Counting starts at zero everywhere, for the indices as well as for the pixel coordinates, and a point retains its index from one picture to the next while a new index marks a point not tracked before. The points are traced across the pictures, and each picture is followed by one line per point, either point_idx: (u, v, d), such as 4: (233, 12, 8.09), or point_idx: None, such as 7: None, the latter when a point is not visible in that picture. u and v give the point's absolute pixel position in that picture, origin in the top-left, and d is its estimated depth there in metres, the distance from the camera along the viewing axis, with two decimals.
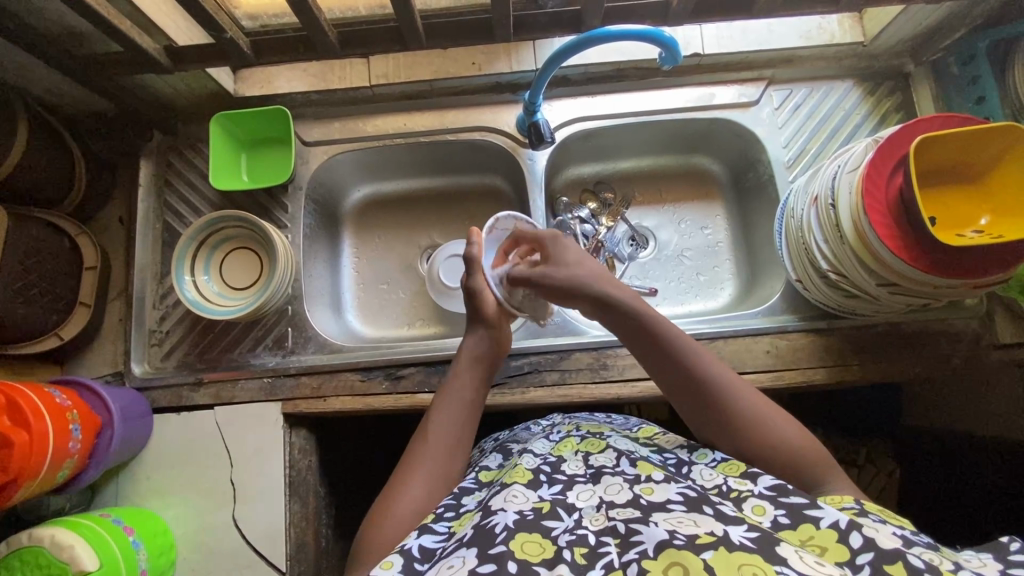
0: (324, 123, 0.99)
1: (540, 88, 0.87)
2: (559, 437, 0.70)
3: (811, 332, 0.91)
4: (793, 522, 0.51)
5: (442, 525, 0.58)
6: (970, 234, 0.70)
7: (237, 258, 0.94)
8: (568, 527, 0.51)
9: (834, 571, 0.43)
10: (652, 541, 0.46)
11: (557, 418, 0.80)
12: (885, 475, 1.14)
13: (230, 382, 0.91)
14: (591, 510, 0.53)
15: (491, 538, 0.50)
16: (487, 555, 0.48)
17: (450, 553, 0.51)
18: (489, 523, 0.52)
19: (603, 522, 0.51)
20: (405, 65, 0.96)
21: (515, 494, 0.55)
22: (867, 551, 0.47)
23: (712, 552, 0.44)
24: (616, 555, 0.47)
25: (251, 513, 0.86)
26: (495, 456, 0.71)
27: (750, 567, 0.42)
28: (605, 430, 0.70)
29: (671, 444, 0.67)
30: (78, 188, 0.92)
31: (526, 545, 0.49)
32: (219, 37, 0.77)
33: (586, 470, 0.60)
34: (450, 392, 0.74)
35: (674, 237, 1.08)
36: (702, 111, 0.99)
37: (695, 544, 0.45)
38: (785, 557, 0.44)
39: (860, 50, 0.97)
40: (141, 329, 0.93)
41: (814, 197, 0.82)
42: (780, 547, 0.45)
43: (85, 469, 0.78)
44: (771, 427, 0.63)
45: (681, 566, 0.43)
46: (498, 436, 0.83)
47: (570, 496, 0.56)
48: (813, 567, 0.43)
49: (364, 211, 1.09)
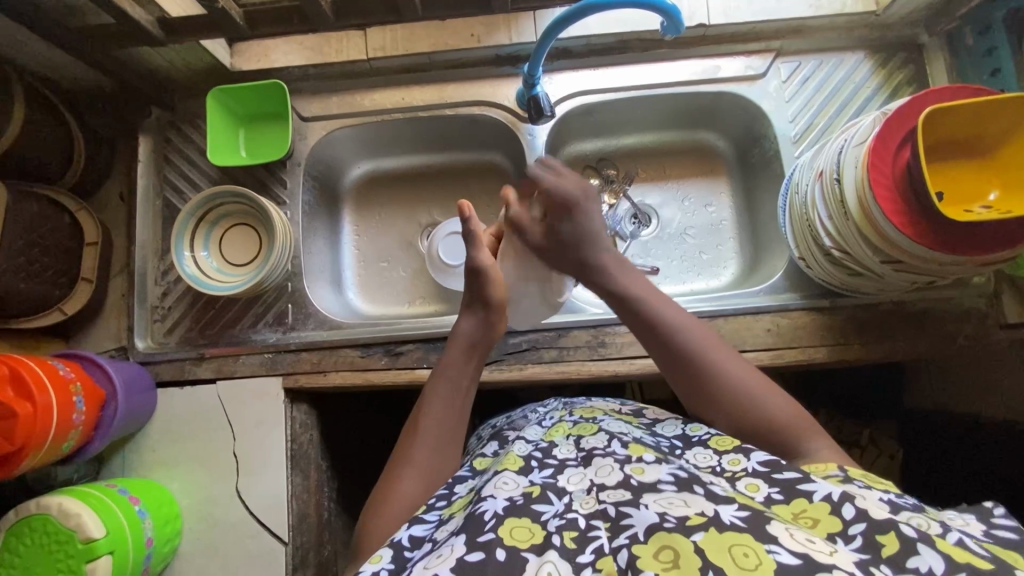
0: (322, 98, 0.98)
1: (540, 60, 0.85)
2: (552, 423, 0.72)
3: (813, 310, 0.90)
4: (787, 497, 0.51)
5: (432, 513, 0.59)
6: (978, 211, 0.68)
7: (241, 230, 0.95)
8: (558, 511, 0.52)
9: (825, 549, 0.43)
10: (642, 525, 0.47)
11: (555, 404, 0.80)
12: (886, 458, 1.13)
13: (232, 357, 0.92)
14: (582, 494, 0.54)
15: (481, 525, 0.50)
16: (475, 543, 0.48)
17: (441, 542, 0.51)
18: (479, 510, 0.52)
19: (593, 505, 0.51)
20: (403, 37, 0.94)
21: (505, 481, 0.56)
22: (859, 522, 0.47)
23: (703, 534, 0.44)
24: (607, 540, 0.47)
25: (254, 485, 0.88)
26: (492, 442, 0.72)
27: (740, 548, 0.43)
28: (599, 415, 0.70)
29: (667, 430, 0.67)
30: (78, 164, 0.92)
31: (515, 532, 0.50)
32: (211, 7, 0.75)
33: (579, 454, 0.61)
34: (442, 382, 0.72)
35: (676, 215, 1.07)
36: (706, 84, 0.97)
37: (686, 526, 0.45)
38: (775, 536, 0.44)
39: (872, 20, 0.94)
40: (144, 305, 0.94)
41: (819, 172, 0.80)
42: (770, 525, 0.45)
43: (91, 441, 0.80)
44: (760, 398, 0.64)
45: (672, 551, 0.44)
46: (496, 423, 0.83)
47: (561, 480, 0.56)
48: (803, 544, 0.43)
49: (364, 188, 1.08)
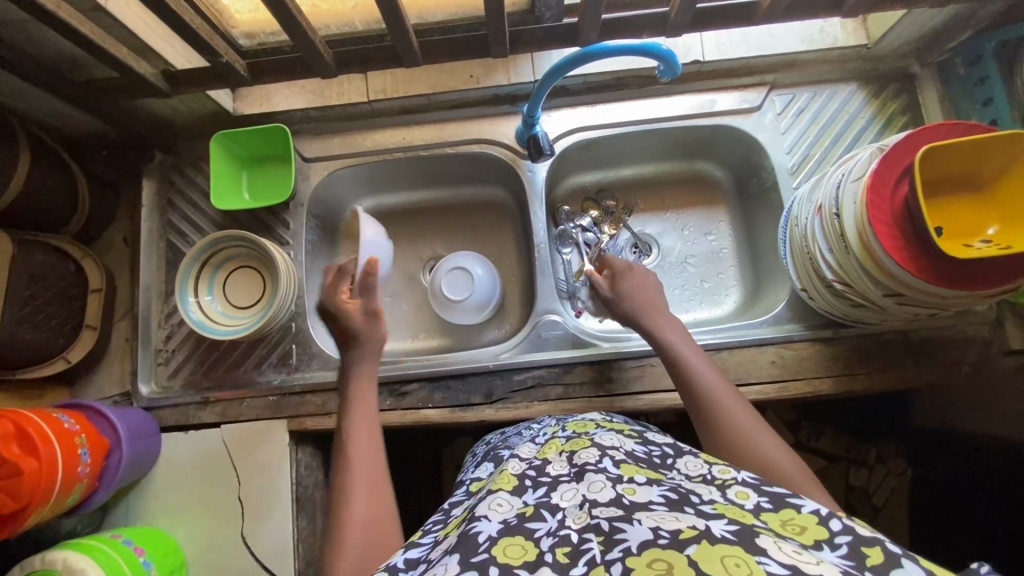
0: (324, 139, 0.99)
1: (538, 102, 0.86)
2: (545, 439, 0.70)
3: (816, 341, 0.90)
4: (775, 506, 0.51)
5: (428, 537, 0.57)
6: (978, 245, 0.68)
7: (240, 270, 0.95)
8: (551, 528, 0.50)
9: (813, 560, 0.42)
10: (636, 540, 0.45)
11: (549, 420, 0.79)
12: (895, 476, 1.17)
13: (236, 400, 0.92)
14: (575, 510, 0.52)
15: (474, 546, 0.48)
16: (469, 562, 0.47)
17: (435, 562, 0.49)
18: (472, 531, 0.50)
19: (586, 520, 0.50)
20: (403, 79, 0.95)
21: (499, 502, 0.55)
22: (845, 533, 0.47)
23: (695, 547, 0.43)
24: (600, 551, 0.46)
25: (259, 531, 0.87)
26: (488, 463, 0.72)
27: (732, 558, 0.42)
28: (591, 428, 0.69)
29: (657, 437, 0.68)
30: (82, 211, 0.93)
31: (508, 549, 0.48)
32: (215, 61, 0.77)
33: (571, 469, 0.59)
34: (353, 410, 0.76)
35: (677, 244, 1.07)
36: (703, 118, 0.98)
37: (679, 540, 0.44)
38: (765, 548, 0.43)
39: (864, 53, 0.95)
40: (148, 349, 0.94)
41: (818, 206, 0.81)
42: (759, 538, 0.44)
43: (95, 492, 0.79)
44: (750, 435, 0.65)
45: (665, 561, 0.43)
46: (491, 439, 0.83)
47: (554, 497, 0.55)
48: (791, 556, 0.42)
49: (366, 224, 1.09)
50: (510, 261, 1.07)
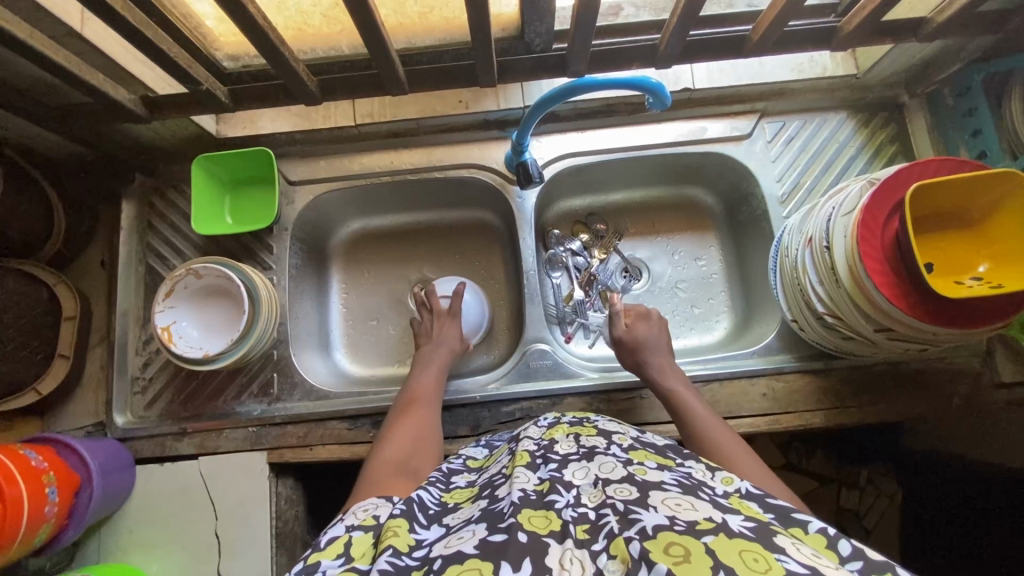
0: (309, 161, 0.97)
1: (529, 130, 0.84)
2: (548, 423, 0.68)
3: (807, 372, 0.89)
4: (781, 523, 0.49)
5: (433, 489, 0.59)
6: (969, 282, 0.68)
7: (202, 299, 0.90)
8: (569, 502, 0.49)
9: (831, 565, 0.40)
10: (652, 522, 0.43)
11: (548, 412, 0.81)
12: (886, 499, 1.12)
13: (215, 431, 0.89)
14: (588, 487, 0.51)
15: (501, 514, 0.48)
16: (498, 527, 0.47)
17: (459, 527, 0.49)
18: (496, 505, 0.50)
19: (601, 497, 0.49)
20: (390, 104, 0.94)
21: (517, 475, 0.54)
22: (856, 559, 0.44)
23: (712, 537, 0.41)
24: (618, 525, 0.44)
25: (236, 569, 0.84)
26: (481, 448, 0.74)
27: (751, 553, 0.40)
28: (591, 416, 0.70)
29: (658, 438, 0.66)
30: (58, 234, 0.91)
31: (533, 519, 0.47)
32: (194, 88, 0.75)
33: (579, 449, 0.58)
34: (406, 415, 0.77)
35: (667, 268, 1.06)
36: (694, 145, 0.97)
37: (696, 529, 0.42)
38: (782, 548, 0.41)
39: (853, 82, 0.95)
40: (124, 376, 0.91)
41: (808, 237, 0.80)
42: (777, 537, 0.43)
43: (64, 531, 0.76)
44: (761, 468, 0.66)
45: (682, 547, 0.40)
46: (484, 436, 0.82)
47: (567, 474, 0.53)
48: (810, 558, 0.40)
49: (353, 245, 1.07)
50: (498, 286, 1.06)
